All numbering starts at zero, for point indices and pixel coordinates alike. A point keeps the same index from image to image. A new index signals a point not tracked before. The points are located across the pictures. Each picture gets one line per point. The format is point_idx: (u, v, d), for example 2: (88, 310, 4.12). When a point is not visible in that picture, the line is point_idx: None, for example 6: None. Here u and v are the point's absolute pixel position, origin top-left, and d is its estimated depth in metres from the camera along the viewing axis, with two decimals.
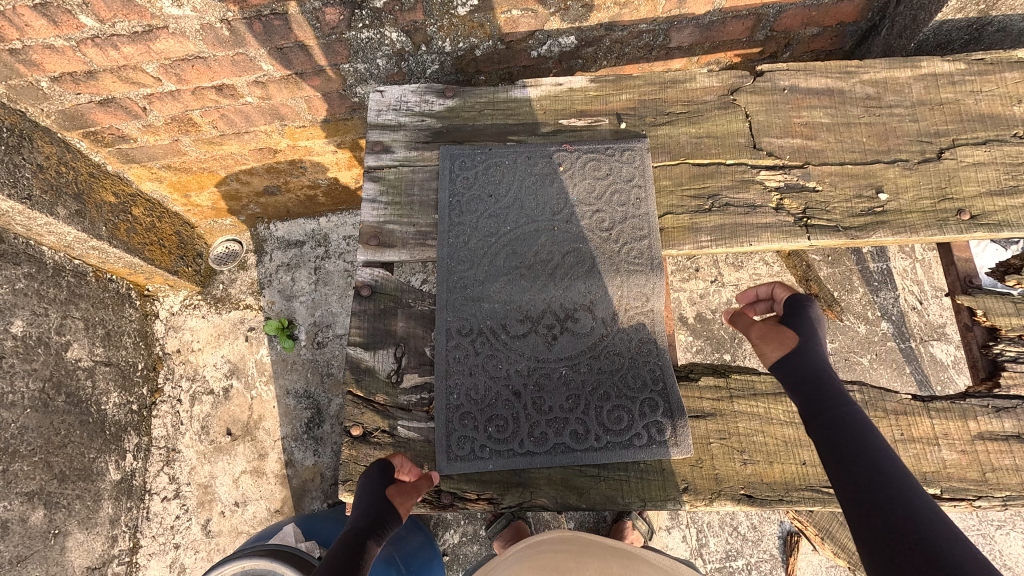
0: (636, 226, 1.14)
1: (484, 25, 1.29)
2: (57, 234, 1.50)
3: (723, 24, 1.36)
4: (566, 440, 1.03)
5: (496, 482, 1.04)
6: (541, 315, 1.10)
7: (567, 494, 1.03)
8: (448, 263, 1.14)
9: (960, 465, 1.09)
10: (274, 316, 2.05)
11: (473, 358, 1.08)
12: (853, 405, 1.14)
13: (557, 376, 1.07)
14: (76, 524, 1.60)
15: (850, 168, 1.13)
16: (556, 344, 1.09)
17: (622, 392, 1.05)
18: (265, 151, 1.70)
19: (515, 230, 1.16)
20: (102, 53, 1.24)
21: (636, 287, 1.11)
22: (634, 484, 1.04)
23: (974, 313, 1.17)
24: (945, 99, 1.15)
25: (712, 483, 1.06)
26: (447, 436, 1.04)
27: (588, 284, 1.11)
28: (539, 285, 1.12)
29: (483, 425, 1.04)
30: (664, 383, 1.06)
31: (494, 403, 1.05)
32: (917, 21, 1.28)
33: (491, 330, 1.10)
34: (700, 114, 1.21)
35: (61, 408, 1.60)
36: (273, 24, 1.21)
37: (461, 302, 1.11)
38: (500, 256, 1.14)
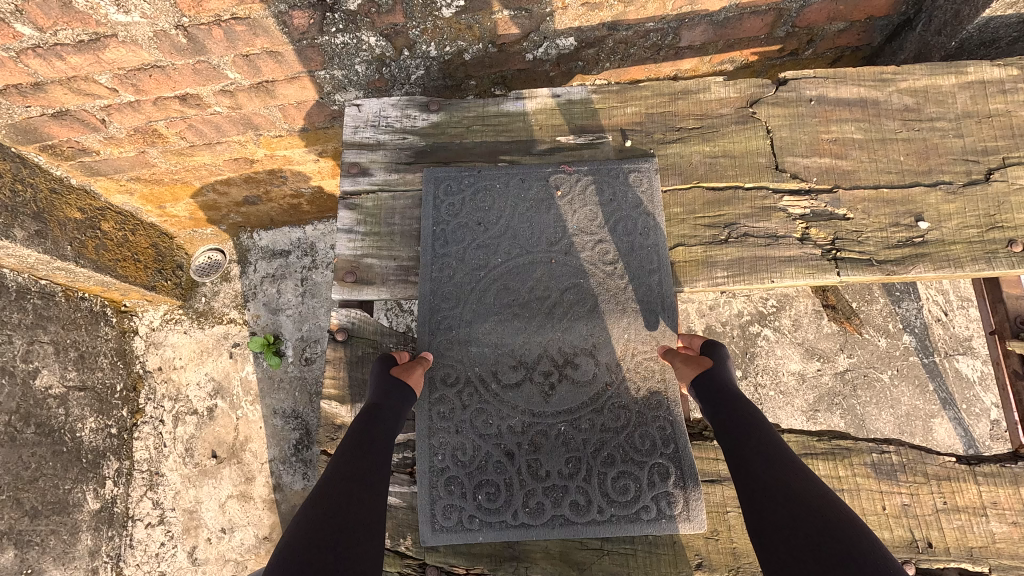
0: (646, 259, 1.04)
1: (473, 27, 1.15)
2: (17, 256, 1.39)
3: (740, 20, 1.22)
4: (565, 511, 0.97)
5: (486, 556, 1.01)
6: (536, 360, 1.03)
7: (566, 571, 0.99)
8: (431, 301, 1.05)
9: (1012, 539, 1.03)
10: (260, 332, 1.94)
11: (460, 412, 1.01)
12: (889, 468, 1.07)
13: (554, 434, 1.00)
14: (51, 561, 1.53)
15: (885, 192, 1.01)
16: (553, 396, 1.02)
17: (629, 457, 0.99)
18: (241, 161, 1.58)
19: (509, 265, 1.06)
20: (47, 64, 1.11)
21: (645, 333, 1.03)
22: (643, 559, 1.00)
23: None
24: (994, 111, 1.01)
25: (730, 558, 1.01)
26: (432, 504, 0.98)
27: (590, 325, 1.03)
28: (535, 327, 1.04)
29: (473, 493, 0.98)
30: (675, 446, 0.99)
31: (485, 466, 0.99)
32: (960, 16, 1.13)
33: (480, 378, 1.02)
34: (715, 130, 1.08)
35: (30, 439, 1.51)
36: (234, 30, 1.07)
37: (447, 346, 1.03)
38: (491, 294, 1.05)
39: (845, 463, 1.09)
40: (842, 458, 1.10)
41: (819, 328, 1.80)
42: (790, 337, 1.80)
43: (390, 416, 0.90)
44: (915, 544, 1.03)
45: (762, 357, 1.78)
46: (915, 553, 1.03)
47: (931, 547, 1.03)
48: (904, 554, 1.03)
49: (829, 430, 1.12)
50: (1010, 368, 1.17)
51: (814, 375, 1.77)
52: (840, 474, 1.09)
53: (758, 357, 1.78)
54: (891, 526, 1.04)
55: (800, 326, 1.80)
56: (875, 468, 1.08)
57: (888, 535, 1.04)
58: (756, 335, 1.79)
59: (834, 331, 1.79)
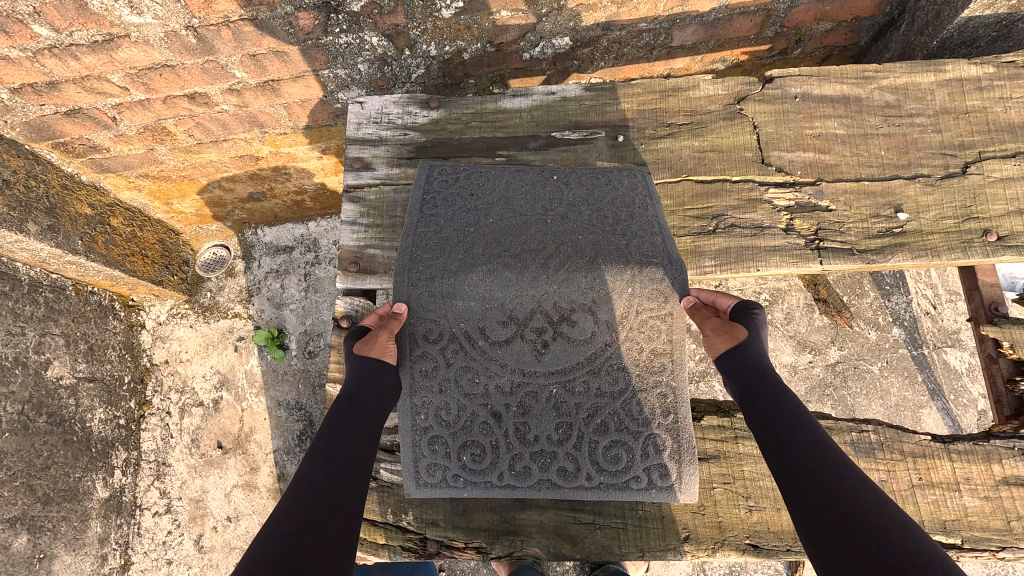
0: (648, 225, 1.03)
1: (471, 27, 1.19)
2: (30, 250, 1.43)
3: (730, 21, 1.26)
4: (552, 476, 1.02)
5: (484, 530, 1.08)
6: (527, 317, 1.01)
7: (560, 544, 1.06)
8: (416, 253, 1.02)
9: (982, 512, 1.07)
10: (264, 325, 1.99)
11: (445, 370, 1.02)
12: (868, 446, 1.12)
13: (544, 396, 1.02)
14: (63, 546, 1.58)
15: (866, 185, 1.05)
16: (544, 355, 1.02)
17: (626, 425, 1.02)
18: (246, 158, 1.62)
19: (499, 222, 1.04)
20: (62, 64, 1.15)
21: (651, 287, 0.99)
22: (632, 532, 1.07)
23: (1001, 345, 1.14)
24: (971, 107, 1.06)
25: (716, 532, 1.07)
26: (416, 462, 1.03)
27: (590, 278, 0.99)
28: (528, 278, 0.99)
29: (457, 451, 1.03)
30: (674, 417, 1.02)
31: (471, 428, 1.02)
32: (941, 17, 1.18)
33: (465, 334, 1.01)
34: (704, 125, 1.13)
35: (42, 428, 1.55)
36: (242, 30, 1.11)
37: (430, 298, 1.01)
38: (480, 245, 1.02)
39: None
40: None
41: (810, 321, 1.84)
42: (783, 330, 1.84)
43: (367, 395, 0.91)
44: None
45: None
46: None
47: None
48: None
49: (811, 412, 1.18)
50: (986, 352, 1.20)
51: (805, 367, 1.81)
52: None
53: None
54: None
55: (792, 319, 1.85)
56: (854, 447, 1.12)
57: None
58: None
59: (826, 324, 1.83)
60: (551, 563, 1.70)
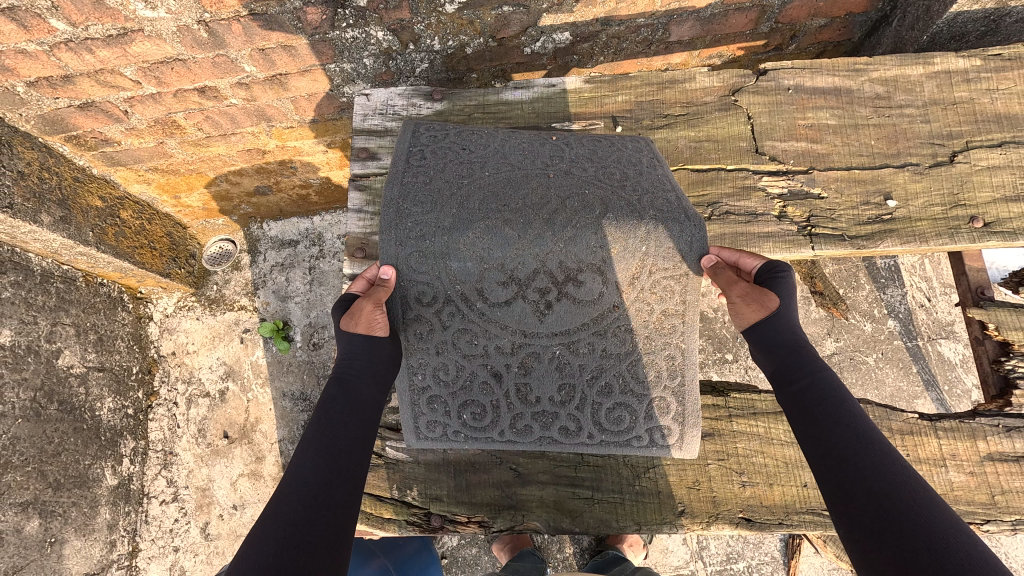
0: (660, 182, 1.05)
1: (474, 23, 1.23)
2: (43, 241, 1.47)
3: (725, 16, 1.30)
4: (553, 433, 1.10)
5: (486, 505, 1.17)
6: (529, 278, 1.02)
7: (560, 517, 1.16)
8: (403, 212, 1.00)
9: (968, 487, 1.14)
10: (269, 318, 2.02)
11: (442, 332, 1.06)
12: None
13: (546, 358, 1.07)
14: (73, 531, 1.61)
15: (857, 173, 1.08)
16: (546, 317, 1.05)
17: (632, 387, 1.09)
18: (253, 152, 1.65)
19: (495, 180, 1.04)
20: (77, 57, 1.19)
21: (669, 246, 1.00)
22: (630, 506, 1.17)
23: (987, 327, 1.17)
24: (958, 98, 1.10)
25: (711, 506, 1.18)
26: (415, 418, 1.11)
27: (598, 235, 0.99)
28: (530, 237, 0.99)
29: (458, 409, 1.10)
30: (680, 379, 1.10)
31: (471, 387, 1.09)
32: (931, 12, 1.21)
33: (464, 294, 1.03)
34: (700, 116, 1.16)
35: (53, 416, 1.59)
36: (252, 25, 1.15)
37: (421, 258, 1.00)
38: (475, 203, 1.01)
39: None
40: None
41: (807, 313, 1.87)
42: None
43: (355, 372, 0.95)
44: None
45: None
46: None
47: None
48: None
49: None
50: (972, 335, 1.22)
51: None
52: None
53: None
54: None
55: None
56: None
57: None
58: None
59: (822, 316, 1.86)
60: (552, 549, 1.74)
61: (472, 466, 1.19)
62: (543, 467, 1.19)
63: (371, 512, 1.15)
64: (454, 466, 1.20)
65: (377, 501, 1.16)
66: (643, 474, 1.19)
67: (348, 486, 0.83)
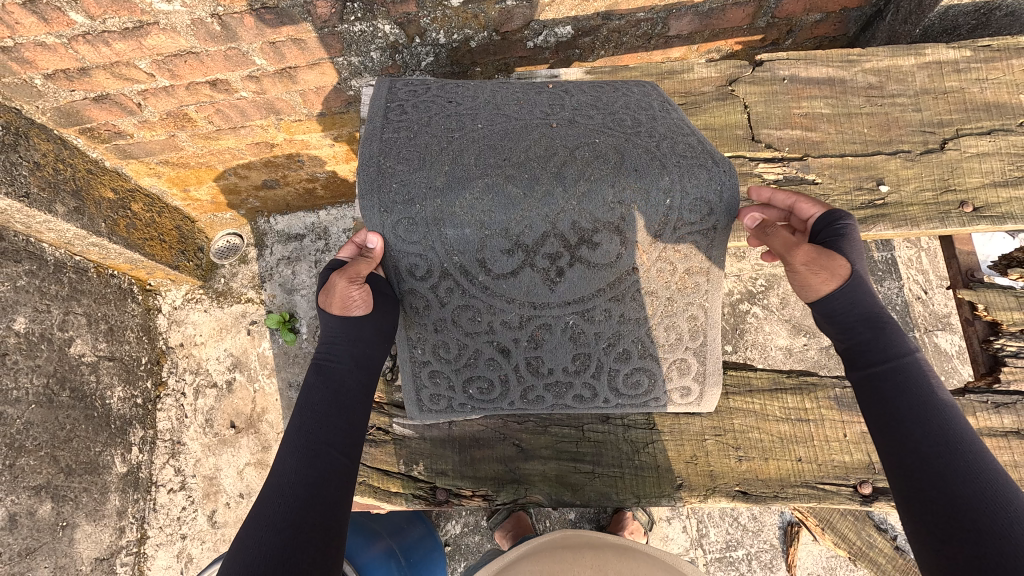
0: (678, 129, 1.11)
1: (478, 16, 1.26)
2: (57, 230, 1.50)
3: (723, 11, 1.34)
4: (568, 400, 1.18)
5: (490, 479, 1.24)
6: (538, 245, 1.06)
7: (561, 491, 1.23)
8: (386, 177, 1.04)
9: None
10: (276, 310, 2.06)
11: (440, 308, 1.12)
12: (850, 401, 1.27)
13: (560, 329, 1.13)
14: (83, 516, 1.64)
15: (850, 160, 1.13)
16: (558, 286, 1.10)
17: (651, 351, 1.16)
18: (262, 145, 1.69)
19: (486, 145, 1.07)
20: (94, 50, 1.22)
21: (692, 199, 1.04)
22: (628, 480, 1.23)
23: (976, 306, 1.21)
24: (949, 88, 1.16)
25: (708, 480, 1.22)
26: (417, 390, 1.18)
27: (616, 188, 1.03)
28: (538, 196, 1.03)
29: (463, 383, 1.17)
30: (701, 339, 1.17)
31: (476, 363, 1.16)
32: (923, 6, 1.26)
33: (466, 264, 1.07)
34: (698, 105, 1.22)
35: (65, 403, 1.62)
36: (264, 18, 1.18)
37: (410, 225, 1.04)
38: (468, 166, 1.04)
39: (811, 397, 1.28)
40: (808, 393, 1.28)
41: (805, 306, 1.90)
42: (778, 315, 1.89)
43: (335, 362, 1.04)
44: (872, 466, 1.22)
45: (751, 333, 1.87)
46: (872, 473, 1.22)
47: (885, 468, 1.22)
48: (862, 475, 1.21)
49: (797, 369, 1.32)
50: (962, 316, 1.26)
51: (800, 350, 1.86)
52: (807, 406, 1.27)
53: (748, 333, 1.86)
54: (851, 450, 1.23)
55: (787, 304, 1.90)
56: (838, 401, 1.27)
57: (847, 458, 1.22)
58: (745, 313, 1.89)
59: None
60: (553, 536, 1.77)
61: (475, 442, 1.26)
62: (545, 442, 1.26)
63: (377, 485, 1.23)
64: (458, 443, 1.27)
65: (383, 476, 1.24)
66: (642, 449, 1.25)
67: (340, 476, 0.92)
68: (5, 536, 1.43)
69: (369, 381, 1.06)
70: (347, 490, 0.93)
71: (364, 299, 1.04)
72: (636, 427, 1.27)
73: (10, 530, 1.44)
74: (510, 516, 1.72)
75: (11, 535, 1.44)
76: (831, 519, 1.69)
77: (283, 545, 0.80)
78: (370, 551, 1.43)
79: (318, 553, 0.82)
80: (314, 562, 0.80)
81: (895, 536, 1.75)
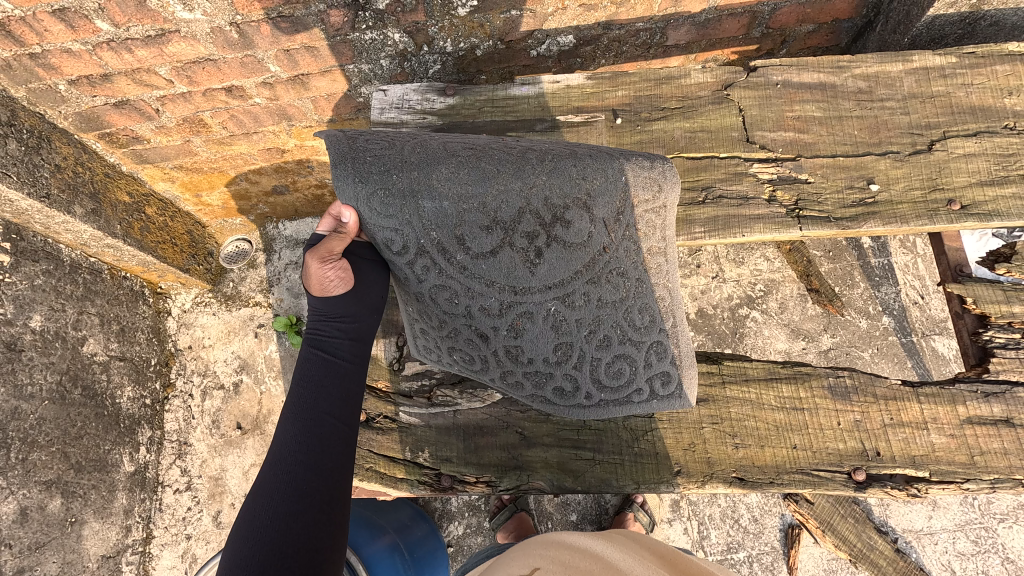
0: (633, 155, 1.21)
1: (484, 26, 1.32)
2: (74, 232, 1.55)
3: (719, 21, 1.40)
4: (549, 393, 1.20)
5: (493, 466, 1.27)
6: (515, 221, 1.12)
7: (563, 476, 1.25)
8: (361, 152, 1.09)
9: (949, 448, 1.22)
10: (283, 313, 2.10)
11: (418, 284, 1.17)
12: (843, 390, 1.29)
13: (541, 317, 1.17)
14: (91, 513, 1.67)
15: (842, 160, 1.21)
16: (538, 268, 1.15)
17: (630, 337, 1.17)
18: (273, 151, 1.75)
19: (454, 139, 1.16)
20: (117, 57, 1.28)
21: (645, 176, 1.13)
22: (629, 467, 1.26)
23: (965, 300, 1.26)
24: (936, 92, 1.23)
25: (706, 466, 1.25)
26: (414, 340, 1.28)
27: (579, 167, 1.11)
28: (509, 172, 1.10)
29: (448, 351, 1.24)
30: (672, 321, 1.18)
31: (456, 338, 1.21)
32: (910, 16, 1.33)
33: (447, 237, 1.12)
34: (695, 109, 1.28)
35: (77, 400, 1.66)
36: (280, 26, 1.24)
37: (386, 197, 1.08)
38: (440, 147, 1.11)
39: (805, 386, 1.30)
40: (803, 382, 1.31)
41: (804, 310, 1.92)
42: (777, 319, 1.92)
43: (325, 337, 1.12)
44: (865, 454, 1.24)
45: (751, 337, 1.90)
46: (865, 461, 1.24)
47: (879, 456, 1.24)
48: (856, 462, 1.24)
49: (793, 359, 1.35)
50: (952, 310, 1.32)
51: (799, 354, 1.89)
52: (801, 395, 1.30)
53: (747, 337, 1.91)
54: (845, 438, 1.25)
55: (786, 308, 1.92)
56: (831, 390, 1.30)
57: (842, 446, 1.25)
58: (745, 317, 1.92)
59: (818, 313, 1.91)
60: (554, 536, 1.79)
61: (479, 430, 1.29)
62: (547, 430, 1.29)
63: (384, 471, 1.26)
64: (463, 430, 1.30)
65: (389, 462, 1.27)
66: (642, 437, 1.28)
67: (338, 443, 1.03)
68: (16, 529, 1.46)
69: (360, 348, 1.15)
70: (347, 451, 1.04)
71: (340, 276, 1.11)
72: (635, 416, 1.29)
73: (20, 524, 1.47)
74: (512, 517, 1.76)
75: (21, 529, 1.47)
76: (832, 521, 1.73)
77: (291, 511, 0.92)
78: (376, 543, 1.45)
79: (324, 514, 0.94)
80: (322, 522, 0.93)
81: (895, 539, 1.78)
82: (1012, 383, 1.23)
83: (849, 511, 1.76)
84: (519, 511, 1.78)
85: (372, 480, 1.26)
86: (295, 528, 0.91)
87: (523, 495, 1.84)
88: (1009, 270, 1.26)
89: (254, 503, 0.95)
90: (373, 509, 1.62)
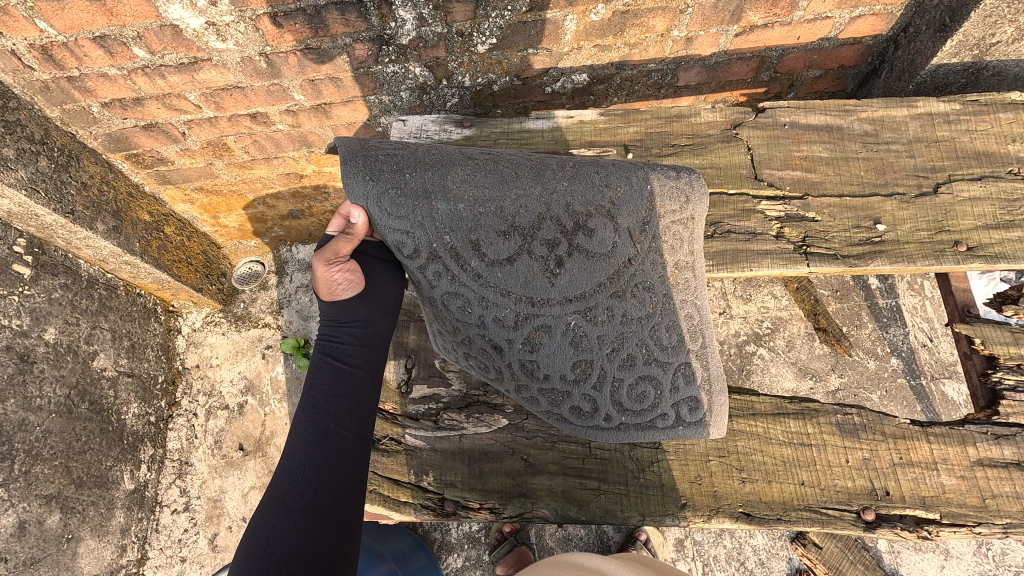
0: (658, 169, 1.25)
1: (502, 62, 1.38)
2: (95, 248, 1.59)
3: (728, 64, 1.46)
4: (568, 413, 1.19)
5: (497, 493, 1.26)
6: (534, 229, 1.15)
7: (567, 506, 1.24)
8: (373, 150, 1.12)
9: (960, 490, 1.20)
10: (291, 335, 2.11)
11: (429, 289, 1.17)
12: (851, 428, 1.29)
13: (559, 331, 1.17)
14: (89, 531, 1.66)
15: (849, 201, 1.24)
16: (558, 279, 1.17)
17: (656, 357, 1.18)
18: (292, 176, 1.80)
19: (470, 147, 1.21)
20: (150, 82, 1.33)
21: (671, 186, 1.17)
22: (634, 498, 1.24)
23: (974, 341, 1.25)
24: (940, 137, 1.26)
25: (712, 500, 1.24)
26: (434, 339, 1.29)
27: (603, 177, 1.17)
28: (527, 179, 1.14)
29: (463, 357, 1.24)
30: (701, 342, 1.19)
31: (470, 346, 1.20)
32: (914, 65, 1.38)
33: (467, 244, 1.14)
34: (704, 146, 1.32)
35: (84, 414, 1.66)
36: (307, 57, 1.29)
37: (397, 197, 1.11)
38: (455, 152, 1.16)
39: (812, 422, 1.30)
40: (811, 418, 1.31)
41: (811, 349, 1.91)
42: (784, 357, 1.90)
43: (336, 344, 1.16)
44: (874, 493, 1.22)
45: (758, 374, 1.89)
46: (874, 500, 1.22)
47: (889, 496, 1.22)
48: (865, 501, 1.22)
49: (801, 396, 1.35)
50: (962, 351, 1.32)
51: (806, 392, 1.87)
52: (808, 431, 1.29)
53: (754, 374, 1.89)
54: (854, 476, 1.24)
55: (793, 346, 1.91)
56: (839, 427, 1.29)
57: (850, 484, 1.23)
58: (752, 354, 1.91)
59: (826, 352, 1.90)
60: None
61: (485, 455, 1.29)
62: (553, 458, 1.28)
63: (387, 494, 1.25)
64: (468, 455, 1.29)
65: (393, 485, 1.26)
66: (648, 467, 1.27)
67: (349, 457, 1.05)
68: (14, 543, 1.45)
69: (371, 354, 1.18)
70: (359, 464, 1.07)
71: (348, 279, 1.14)
72: (642, 446, 1.29)
73: (19, 538, 1.46)
74: (512, 550, 1.74)
75: (19, 543, 1.46)
76: (840, 566, 1.72)
77: (302, 531, 0.95)
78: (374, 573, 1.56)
79: (335, 532, 0.97)
80: (333, 544, 0.96)
81: None
82: (1022, 425, 1.23)
83: (858, 556, 1.74)
84: (519, 545, 1.76)
85: (374, 502, 1.24)
86: (305, 549, 0.93)
87: (524, 529, 1.81)
88: (1017, 312, 1.25)
89: (266, 518, 0.98)
90: (376, 536, 1.67)
